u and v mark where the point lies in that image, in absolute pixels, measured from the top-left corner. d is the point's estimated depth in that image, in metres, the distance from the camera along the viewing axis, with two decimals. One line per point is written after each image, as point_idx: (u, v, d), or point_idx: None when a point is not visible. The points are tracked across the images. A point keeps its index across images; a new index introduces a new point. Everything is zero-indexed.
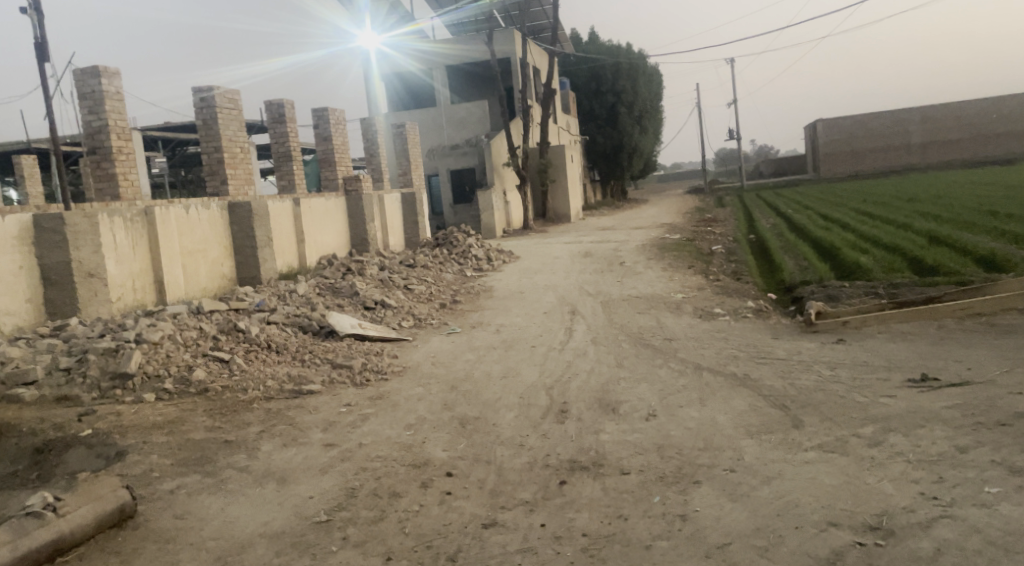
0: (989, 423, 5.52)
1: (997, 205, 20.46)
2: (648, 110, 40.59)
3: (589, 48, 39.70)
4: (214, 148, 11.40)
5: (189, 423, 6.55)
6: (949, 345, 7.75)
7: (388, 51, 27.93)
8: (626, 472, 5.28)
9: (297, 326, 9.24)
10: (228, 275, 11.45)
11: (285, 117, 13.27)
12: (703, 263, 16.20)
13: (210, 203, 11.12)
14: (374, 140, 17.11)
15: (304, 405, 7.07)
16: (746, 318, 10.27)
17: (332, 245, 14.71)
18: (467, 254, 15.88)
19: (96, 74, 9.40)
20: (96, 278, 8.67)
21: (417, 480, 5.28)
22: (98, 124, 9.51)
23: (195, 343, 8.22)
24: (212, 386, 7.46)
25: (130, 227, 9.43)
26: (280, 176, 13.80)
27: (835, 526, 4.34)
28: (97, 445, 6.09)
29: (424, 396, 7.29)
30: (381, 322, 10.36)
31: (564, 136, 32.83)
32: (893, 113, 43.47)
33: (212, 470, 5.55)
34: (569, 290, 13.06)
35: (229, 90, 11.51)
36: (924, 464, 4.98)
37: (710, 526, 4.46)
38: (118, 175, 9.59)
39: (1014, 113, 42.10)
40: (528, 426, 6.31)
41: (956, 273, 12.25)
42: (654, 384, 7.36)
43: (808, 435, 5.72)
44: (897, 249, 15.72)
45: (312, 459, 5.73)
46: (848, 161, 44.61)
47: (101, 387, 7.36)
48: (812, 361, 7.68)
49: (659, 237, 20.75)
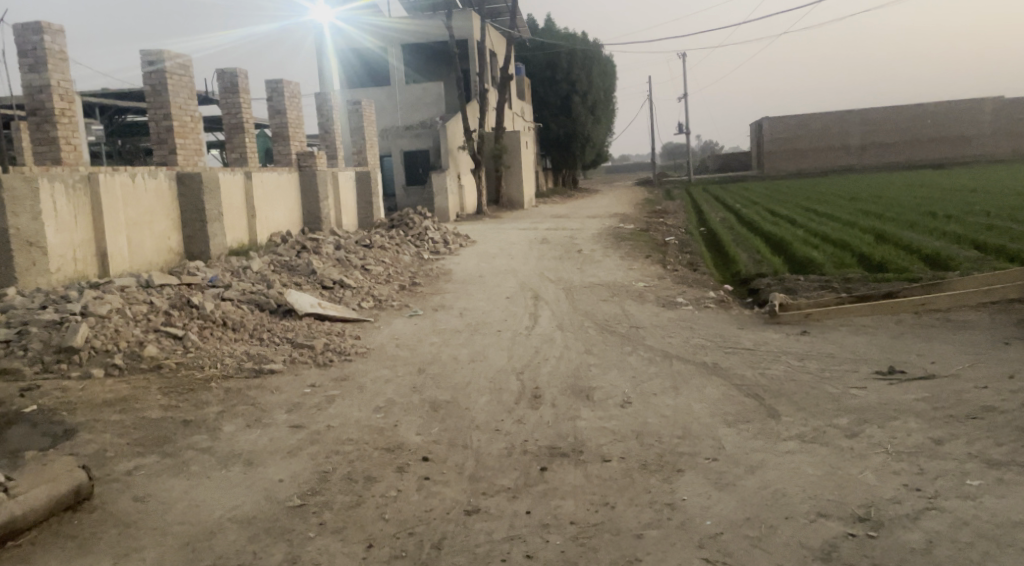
0: (960, 416, 5.56)
1: (935, 206, 21.03)
2: (602, 99, 40.69)
3: (545, 34, 39.42)
4: (162, 115, 10.85)
5: (143, 401, 6.20)
6: (910, 339, 7.86)
7: (342, 26, 27.22)
8: (607, 460, 5.17)
9: (253, 303, 8.87)
10: (176, 250, 10.98)
11: (238, 87, 12.80)
12: (659, 253, 16.26)
13: (157, 172, 10.61)
14: (329, 116, 16.64)
15: (265, 384, 6.78)
16: (709, 308, 10.30)
17: (283, 222, 14.25)
18: (424, 236, 15.59)
19: (39, 30, 8.85)
20: (35, 247, 8.21)
21: (392, 465, 5.07)
22: (39, 83, 8.97)
23: (145, 318, 7.81)
24: (165, 362, 7.12)
25: (72, 195, 8.91)
26: (231, 148, 13.27)
27: (825, 517, 4.32)
28: (43, 422, 5.72)
29: (391, 378, 7.05)
30: (341, 302, 10.04)
31: (518, 122, 32.62)
32: (835, 114, 44.49)
33: (172, 451, 5.24)
34: (529, 276, 12.92)
35: (181, 56, 11.00)
36: (903, 456, 4.99)
37: (700, 515, 4.39)
38: (60, 140, 9.06)
39: (949, 118, 43.48)
40: (503, 411, 6.15)
41: (906, 270, 12.52)
42: (624, 370, 7.29)
43: (786, 425, 5.69)
44: (845, 244, 16.04)
45: (278, 442, 5.45)
46: (791, 160, 45.37)
47: (44, 360, 6.94)
48: (779, 352, 7.70)
49: (614, 225, 20.77)
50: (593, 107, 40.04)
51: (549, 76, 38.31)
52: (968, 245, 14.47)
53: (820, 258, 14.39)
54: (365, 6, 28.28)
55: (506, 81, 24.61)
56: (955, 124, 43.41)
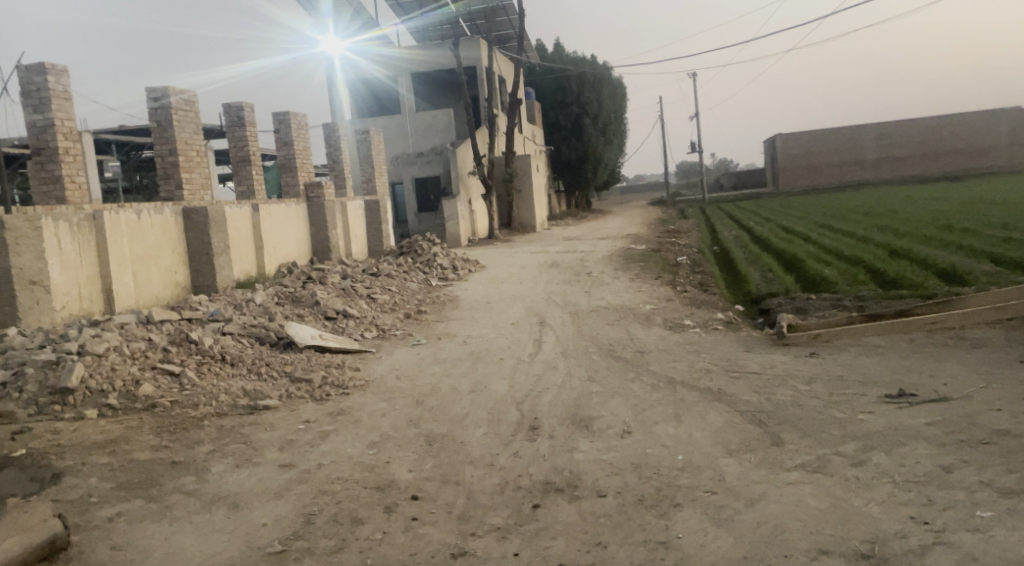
0: (971, 441, 5.34)
1: (952, 220, 20.71)
2: (613, 121, 40.69)
3: (554, 58, 39.58)
4: (168, 151, 10.86)
5: (133, 443, 6.09)
6: (921, 359, 7.63)
7: (352, 57, 27.57)
8: (603, 495, 4.99)
9: (254, 337, 8.79)
10: (183, 284, 10.95)
11: (244, 120, 12.85)
12: (669, 274, 16.08)
13: (163, 208, 10.61)
14: (337, 146, 16.65)
15: (259, 421, 6.66)
16: (716, 330, 10.12)
17: (291, 253, 14.20)
18: (432, 262, 15.51)
19: (43, 71, 8.87)
20: (38, 285, 8.18)
21: (380, 505, 4.92)
22: (43, 123, 8.98)
23: (142, 356, 7.75)
24: (160, 401, 7.03)
25: (77, 232, 8.90)
26: (239, 181, 13.28)
27: (826, 554, 4.15)
28: (30, 466, 5.62)
29: (388, 412, 6.91)
30: (343, 333, 9.95)
31: (529, 146, 32.64)
32: (849, 129, 44.25)
33: (156, 495, 5.12)
34: (537, 301, 12.78)
35: (186, 92, 11.02)
36: (910, 486, 4.79)
37: (695, 555, 4.23)
38: (64, 178, 9.07)
39: (966, 130, 42.93)
40: (499, 444, 5.99)
41: (920, 286, 12.25)
42: (626, 398, 7.10)
43: (790, 453, 5.49)
44: (859, 261, 15.79)
45: (266, 482, 5.32)
46: (805, 175, 45.19)
47: (39, 403, 6.87)
48: (786, 375, 7.49)
49: (624, 247, 20.61)
50: (604, 129, 40.11)
51: (559, 100, 38.43)
52: (986, 258, 14.16)
53: (833, 276, 14.15)
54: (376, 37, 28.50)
55: (515, 107, 24.61)
56: (973, 136, 42.88)
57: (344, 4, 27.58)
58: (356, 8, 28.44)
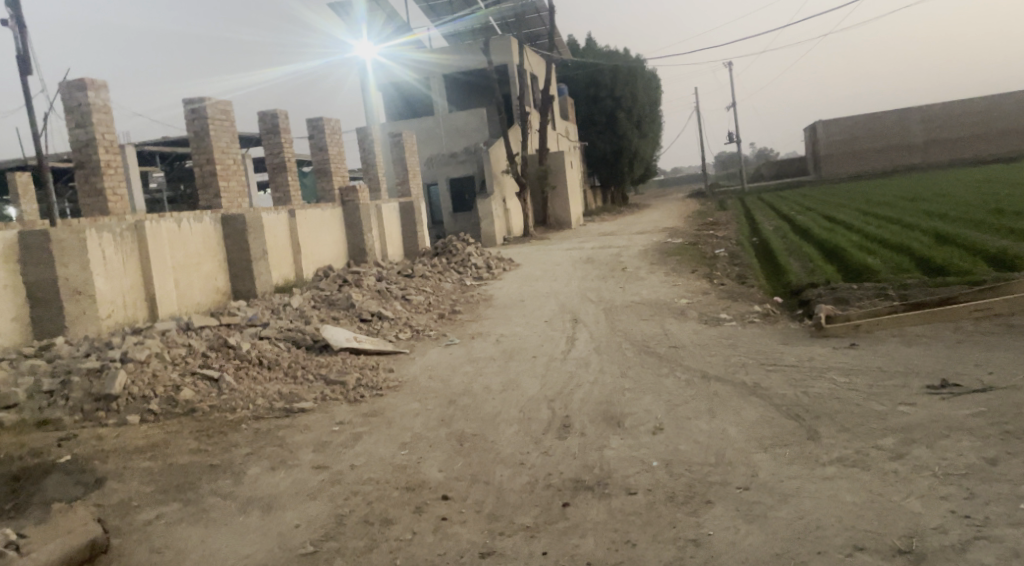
0: (1017, 433, 5.19)
1: (1002, 203, 20.12)
2: (647, 115, 40.40)
3: (587, 53, 39.42)
4: (206, 159, 11.08)
5: (173, 447, 6.23)
6: (966, 349, 7.43)
7: (384, 62, 28.01)
8: (633, 492, 4.97)
9: (290, 341, 8.91)
10: (223, 290, 11.14)
11: (279, 127, 13.05)
12: (707, 267, 15.88)
13: (202, 216, 10.82)
14: (371, 149, 16.80)
15: (295, 423, 6.77)
16: (754, 323, 9.96)
17: (328, 256, 14.36)
18: (467, 262, 15.57)
19: (83, 86, 9.11)
20: (84, 295, 8.39)
21: (410, 505, 4.97)
22: (85, 137, 9.22)
23: (183, 362, 7.93)
24: (199, 406, 7.17)
25: (119, 242, 9.12)
26: (276, 188, 13.47)
27: (861, 550, 4.08)
28: (76, 471, 5.79)
29: (420, 412, 6.96)
30: (377, 334, 10.05)
31: (563, 142, 32.55)
32: (893, 113, 43.33)
33: (194, 498, 5.24)
34: (571, 298, 12.75)
35: (222, 101, 11.23)
36: (951, 479, 4.67)
37: (726, 552, 4.19)
38: (107, 190, 9.29)
39: (1016, 110, 41.58)
40: (529, 442, 6.00)
41: (968, 273, 11.91)
42: (660, 394, 7.04)
43: (826, 448, 5.40)
44: (904, 248, 15.44)
45: (300, 484, 5.40)
46: (849, 162, 44.60)
47: (84, 409, 7.07)
48: (824, 368, 7.34)
49: (660, 241, 20.42)
50: (639, 123, 39.82)
51: (593, 95, 38.27)
52: None
53: (877, 265, 13.84)
54: (408, 41, 28.81)
55: (547, 103, 24.58)
56: None
57: (376, 8, 27.84)
58: (389, 12, 28.75)
